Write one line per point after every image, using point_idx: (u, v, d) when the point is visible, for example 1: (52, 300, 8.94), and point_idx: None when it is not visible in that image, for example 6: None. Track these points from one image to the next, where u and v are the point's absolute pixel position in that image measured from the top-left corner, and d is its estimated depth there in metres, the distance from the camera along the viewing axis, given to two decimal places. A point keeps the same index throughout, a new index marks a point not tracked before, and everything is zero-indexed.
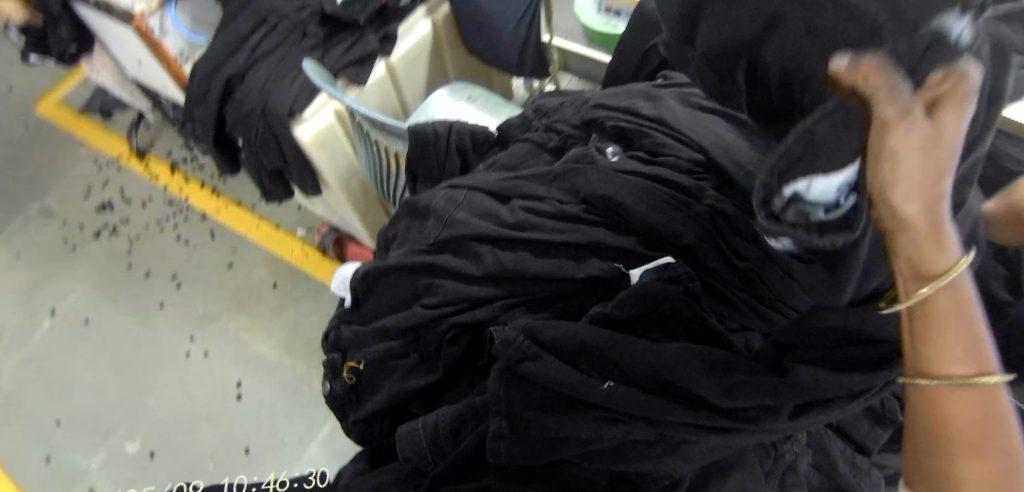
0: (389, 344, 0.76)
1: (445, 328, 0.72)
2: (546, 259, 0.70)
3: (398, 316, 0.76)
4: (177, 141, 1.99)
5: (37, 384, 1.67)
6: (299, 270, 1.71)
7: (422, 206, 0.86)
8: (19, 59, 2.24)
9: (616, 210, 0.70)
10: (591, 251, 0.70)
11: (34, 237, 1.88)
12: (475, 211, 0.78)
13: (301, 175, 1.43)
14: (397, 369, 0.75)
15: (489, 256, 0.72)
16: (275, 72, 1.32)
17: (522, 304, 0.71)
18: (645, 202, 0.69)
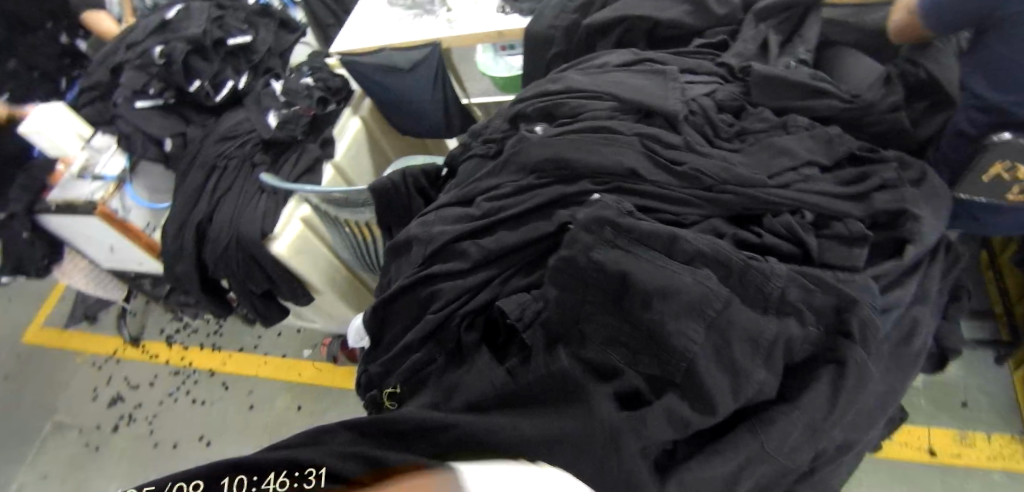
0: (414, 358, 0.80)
1: (459, 320, 0.79)
2: (521, 227, 0.80)
3: (414, 330, 0.81)
4: (166, 317, 2.05)
5: None
6: (318, 387, 1.75)
7: (402, 242, 0.94)
8: None
9: (562, 164, 0.80)
10: (555, 206, 0.79)
11: (54, 455, 1.87)
12: (449, 221, 0.87)
13: (290, 288, 1.50)
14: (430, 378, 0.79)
15: (473, 247, 0.81)
16: (239, 204, 1.44)
17: (516, 273, 0.80)
18: (581, 150, 0.80)
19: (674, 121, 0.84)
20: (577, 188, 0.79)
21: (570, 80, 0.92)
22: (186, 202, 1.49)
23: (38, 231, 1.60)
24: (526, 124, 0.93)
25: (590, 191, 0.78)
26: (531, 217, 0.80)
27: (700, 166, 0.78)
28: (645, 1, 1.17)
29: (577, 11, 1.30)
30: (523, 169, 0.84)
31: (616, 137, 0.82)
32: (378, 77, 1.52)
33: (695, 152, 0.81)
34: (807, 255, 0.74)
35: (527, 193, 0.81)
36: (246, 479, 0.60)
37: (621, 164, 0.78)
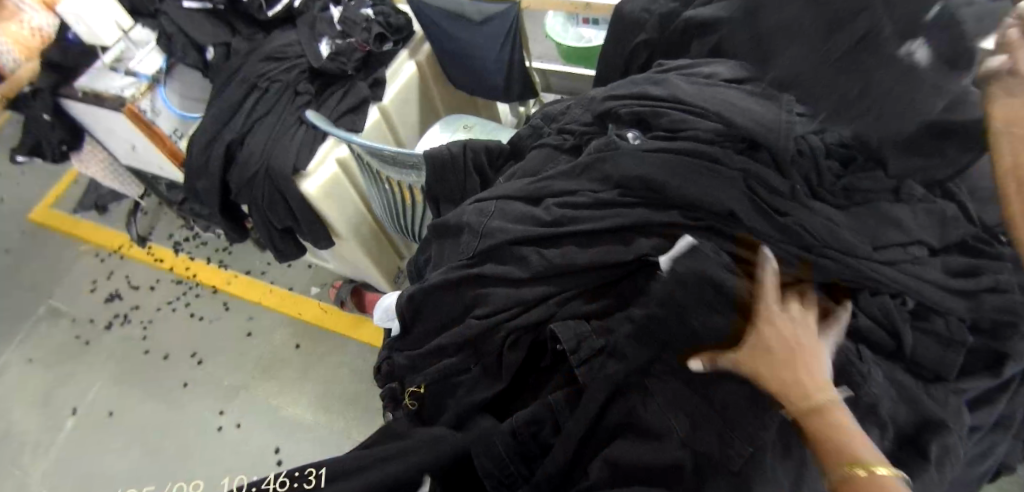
0: (447, 360, 0.77)
1: (503, 335, 0.73)
2: (593, 248, 0.72)
3: (451, 333, 0.76)
4: (176, 222, 1.99)
5: (68, 484, 1.60)
6: (320, 329, 1.70)
7: (451, 223, 0.86)
8: (10, 170, 2.26)
9: (654, 188, 0.72)
10: (635, 231, 0.72)
11: (46, 339, 1.86)
12: (509, 217, 0.79)
13: (312, 229, 1.42)
14: (461, 384, 0.76)
15: (535, 257, 0.74)
16: (274, 133, 1.35)
17: (576, 296, 0.73)
18: (678, 176, 0.71)
19: (782, 159, 0.75)
20: (665, 218, 0.71)
21: (674, 85, 0.82)
22: (219, 118, 1.40)
23: (61, 114, 1.52)
24: (615, 126, 0.84)
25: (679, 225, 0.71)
26: (607, 239, 0.73)
27: (806, 221, 0.70)
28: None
29: None
30: (606, 180, 0.76)
31: (720, 168, 0.73)
32: (445, 25, 1.41)
33: (804, 203, 0.72)
34: (898, 347, 0.69)
35: (607, 209, 0.74)
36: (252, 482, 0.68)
37: (721, 203, 0.70)
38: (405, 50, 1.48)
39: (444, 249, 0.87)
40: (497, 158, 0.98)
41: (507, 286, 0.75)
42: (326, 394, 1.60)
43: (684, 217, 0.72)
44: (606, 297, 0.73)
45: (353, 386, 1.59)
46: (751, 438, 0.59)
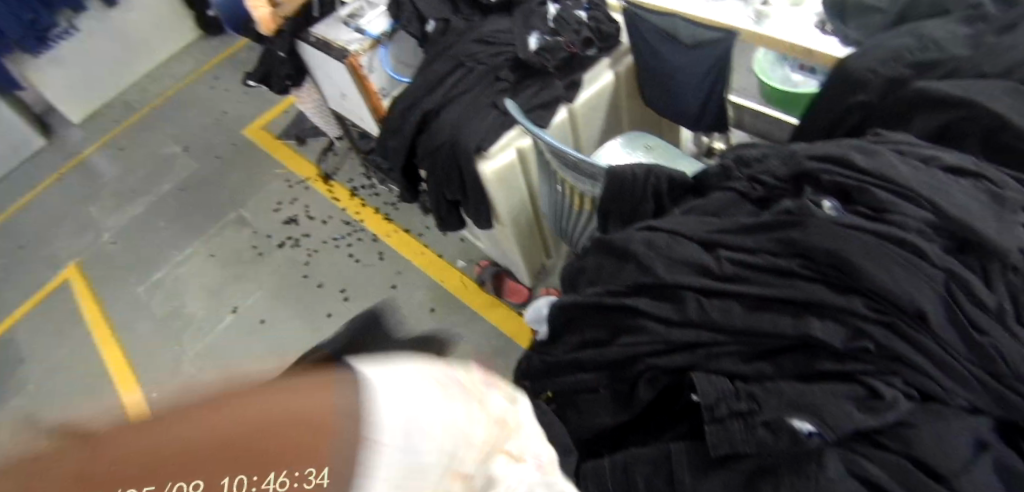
0: (581, 375, 0.79)
1: (642, 368, 0.75)
2: (762, 312, 0.70)
3: (594, 352, 0.79)
4: (358, 169, 2.20)
5: (216, 369, 1.86)
6: (456, 299, 1.81)
7: (617, 246, 0.88)
8: (246, 93, 2.66)
9: (841, 267, 0.68)
10: (809, 306, 0.68)
11: (230, 241, 2.15)
12: (672, 257, 0.79)
13: (477, 208, 1.49)
14: (584, 402, 0.79)
15: (693, 304, 0.74)
16: (467, 111, 1.43)
17: (730, 353, 0.71)
18: (872, 259, 0.66)
19: (994, 271, 0.68)
20: (843, 301, 0.66)
21: (896, 172, 0.75)
22: (423, 87, 1.50)
23: (294, 52, 1.72)
24: (813, 189, 0.81)
25: (858, 312, 0.65)
26: (774, 305, 0.70)
27: (1000, 346, 0.61)
28: (1009, 96, 0.89)
29: (910, 69, 1.01)
30: (791, 250, 0.73)
31: (920, 262, 0.66)
32: (656, 43, 1.38)
33: (1005, 325, 0.63)
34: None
35: (792, 275, 0.71)
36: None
37: (912, 300, 0.63)
38: (607, 58, 1.49)
39: (604, 270, 0.89)
40: (678, 190, 0.98)
41: (658, 323, 0.76)
42: None
43: (867, 306, 0.66)
44: (765, 363, 0.69)
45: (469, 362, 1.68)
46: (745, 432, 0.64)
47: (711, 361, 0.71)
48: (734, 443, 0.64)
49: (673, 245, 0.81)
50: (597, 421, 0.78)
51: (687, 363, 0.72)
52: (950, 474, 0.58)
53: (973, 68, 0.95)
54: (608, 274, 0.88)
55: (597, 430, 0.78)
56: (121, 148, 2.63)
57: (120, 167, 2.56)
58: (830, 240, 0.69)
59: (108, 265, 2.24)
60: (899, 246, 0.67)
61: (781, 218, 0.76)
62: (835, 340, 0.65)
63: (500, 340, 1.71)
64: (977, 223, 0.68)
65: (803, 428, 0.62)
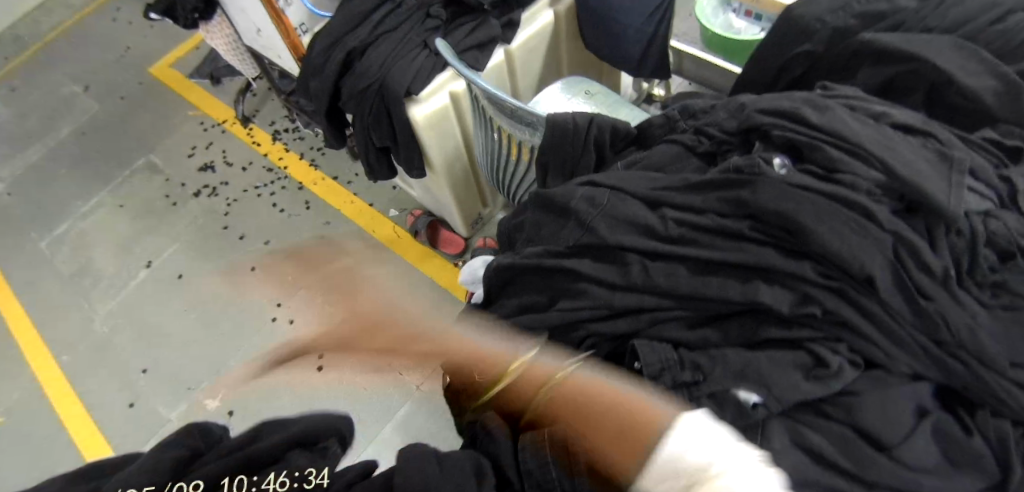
0: (518, 343, 0.75)
1: (584, 335, 0.72)
2: (709, 277, 0.67)
3: (532, 316, 0.75)
4: (280, 112, 2.03)
5: (129, 329, 1.72)
6: (389, 251, 1.73)
7: (557, 202, 0.82)
8: (151, 25, 2.39)
9: (792, 230, 0.65)
10: (758, 271, 0.65)
11: (138, 190, 1.96)
12: (615, 218, 0.75)
13: (408, 155, 1.40)
14: (522, 372, 0.74)
15: (637, 268, 0.70)
16: (395, 51, 1.31)
17: (675, 319, 0.68)
18: (824, 222, 0.63)
19: (938, 233, 0.66)
20: (793, 266, 0.64)
21: (848, 127, 0.71)
22: (347, 23, 1.35)
23: None
24: (763, 145, 0.76)
25: (807, 278, 0.63)
26: (723, 269, 0.67)
27: (945, 312, 0.61)
28: (952, 51, 0.87)
29: (858, 19, 0.98)
30: (740, 212, 0.69)
31: (869, 225, 0.64)
32: None
33: (951, 290, 0.62)
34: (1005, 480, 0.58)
35: (741, 239, 0.68)
36: (247, 478, 0.53)
37: (862, 266, 0.61)
38: None
39: (545, 227, 0.83)
40: (620, 141, 0.92)
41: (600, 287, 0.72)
42: None
43: (815, 271, 0.64)
44: (711, 328, 0.67)
45: (404, 316, 1.62)
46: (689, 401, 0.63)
47: (655, 327, 0.68)
48: (676, 415, 0.62)
49: (616, 204, 0.76)
50: (534, 392, 0.73)
51: (630, 330, 0.69)
52: (891, 443, 0.57)
53: (920, 20, 0.93)
54: (546, 233, 0.83)
55: (534, 402, 0.73)
56: (12, 89, 2.32)
57: (10, 109, 2.26)
58: (783, 200, 0.66)
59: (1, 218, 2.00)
60: (849, 209, 0.65)
61: (731, 177, 0.71)
62: (784, 306, 0.63)
63: (436, 293, 1.65)
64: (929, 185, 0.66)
65: (749, 399, 0.61)
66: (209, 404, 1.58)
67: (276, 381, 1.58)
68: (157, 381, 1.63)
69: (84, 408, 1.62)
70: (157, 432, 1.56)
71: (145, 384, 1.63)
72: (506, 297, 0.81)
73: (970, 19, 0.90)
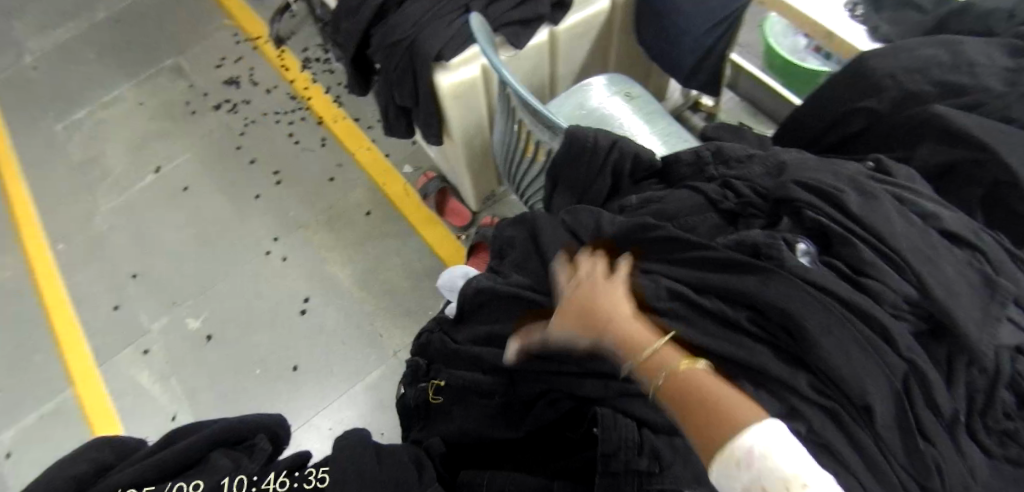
0: (477, 376, 0.73)
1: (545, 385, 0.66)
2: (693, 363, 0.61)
3: (498, 351, 0.71)
4: (314, 39, 1.96)
5: (126, 232, 1.71)
6: (395, 208, 1.68)
7: (555, 230, 0.76)
8: None
9: (793, 334, 0.58)
10: (745, 371, 0.60)
11: (160, 92, 1.92)
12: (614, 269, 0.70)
13: (427, 120, 1.33)
14: (474, 405, 0.73)
15: None
16: (433, 10, 1.22)
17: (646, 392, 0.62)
18: (831, 335, 0.57)
19: (958, 367, 0.60)
20: (787, 374, 0.58)
21: (888, 226, 0.63)
22: None
23: None
24: (790, 224, 0.69)
25: (799, 392, 0.57)
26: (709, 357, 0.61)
27: (942, 461, 0.56)
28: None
29: (933, 87, 0.88)
30: (742, 298, 0.62)
31: (880, 345, 0.57)
32: None
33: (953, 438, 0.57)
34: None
35: (736, 328, 0.61)
36: (246, 478, 0.59)
37: (862, 392, 0.55)
38: None
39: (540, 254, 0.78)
40: (641, 172, 0.84)
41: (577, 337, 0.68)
42: (370, 273, 1.60)
43: (810, 385, 0.58)
44: None
45: (395, 278, 1.59)
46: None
47: (622, 396, 0.63)
48: None
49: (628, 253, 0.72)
50: (479, 433, 0.71)
51: (597, 393, 0.64)
52: None
53: (1002, 104, 0.83)
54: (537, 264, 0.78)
55: (478, 443, 0.71)
56: None
57: None
58: (795, 297, 0.59)
59: (23, 92, 1.98)
60: (864, 325, 0.58)
61: (743, 256, 0.64)
62: (766, 417, 0.57)
63: (432, 261, 1.60)
64: (966, 316, 0.59)
65: None
66: (189, 324, 1.57)
67: (258, 315, 1.57)
68: (144, 289, 1.63)
69: (70, 301, 1.63)
70: (135, 340, 1.57)
71: (132, 290, 1.63)
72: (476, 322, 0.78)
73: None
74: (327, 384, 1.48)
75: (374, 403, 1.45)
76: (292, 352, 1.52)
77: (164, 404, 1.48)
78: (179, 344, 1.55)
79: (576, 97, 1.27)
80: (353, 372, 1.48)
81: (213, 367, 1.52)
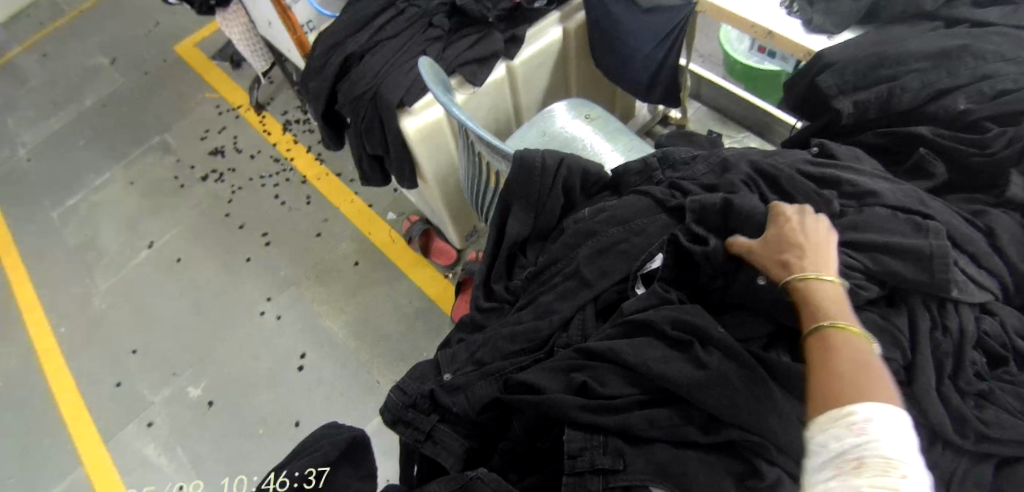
0: (469, 378, 0.73)
1: (516, 383, 0.67)
2: (669, 351, 0.61)
3: (491, 358, 0.74)
4: (293, 102, 2.04)
5: (125, 309, 1.75)
6: (382, 254, 1.70)
7: (546, 228, 0.85)
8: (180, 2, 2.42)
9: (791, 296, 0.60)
10: (705, 346, 0.61)
11: (150, 169, 1.99)
12: (597, 257, 0.74)
13: (400, 166, 1.37)
14: (457, 411, 0.71)
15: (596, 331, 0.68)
16: (393, 60, 1.27)
17: (616, 368, 0.63)
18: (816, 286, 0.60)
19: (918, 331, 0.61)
20: (763, 352, 0.61)
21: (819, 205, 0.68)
22: (350, 26, 1.33)
23: None
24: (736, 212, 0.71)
25: (776, 362, 0.59)
26: (663, 331, 0.63)
27: None
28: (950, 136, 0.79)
29: (866, 80, 0.93)
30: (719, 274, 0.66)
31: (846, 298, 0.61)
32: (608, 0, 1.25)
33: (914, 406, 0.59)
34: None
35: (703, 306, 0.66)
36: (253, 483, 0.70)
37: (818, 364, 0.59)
38: (555, 13, 1.35)
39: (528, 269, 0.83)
40: (593, 185, 0.86)
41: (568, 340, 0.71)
42: (362, 320, 1.61)
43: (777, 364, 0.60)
44: (641, 393, 0.61)
45: (389, 323, 1.59)
46: (606, 482, 0.56)
47: (579, 376, 0.63)
48: None
49: (615, 237, 0.75)
50: (464, 450, 0.69)
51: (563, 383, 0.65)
52: None
53: (926, 83, 0.88)
54: (517, 289, 0.81)
55: (461, 458, 0.69)
56: (42, 56, 2.37)
57: (38, 75, 2.31)
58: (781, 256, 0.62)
59: (19, 184, 2.05)
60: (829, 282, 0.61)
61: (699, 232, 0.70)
62: (742, 387, 0.57)
63: (423, 303, 1.61)
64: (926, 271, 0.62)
65: None
66: (190, 392, 1.59)
67: (256, 375, 1.58)
68: (146, 362, 1.65)
69: (76, 383, 1.65)
70: (140, 414, 1.58)
71: (134, 364, 1.66)
72: (464, 346, 0.78)
73: (961, 85, 0.87)
74: None
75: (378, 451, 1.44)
76: (291, 409, 1.52)
77: (170, 476, 1.49)
78: (182, 413, 1.56)
79: (539, 125, 1.30)
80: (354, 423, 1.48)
81: (217, 433, 1.52)
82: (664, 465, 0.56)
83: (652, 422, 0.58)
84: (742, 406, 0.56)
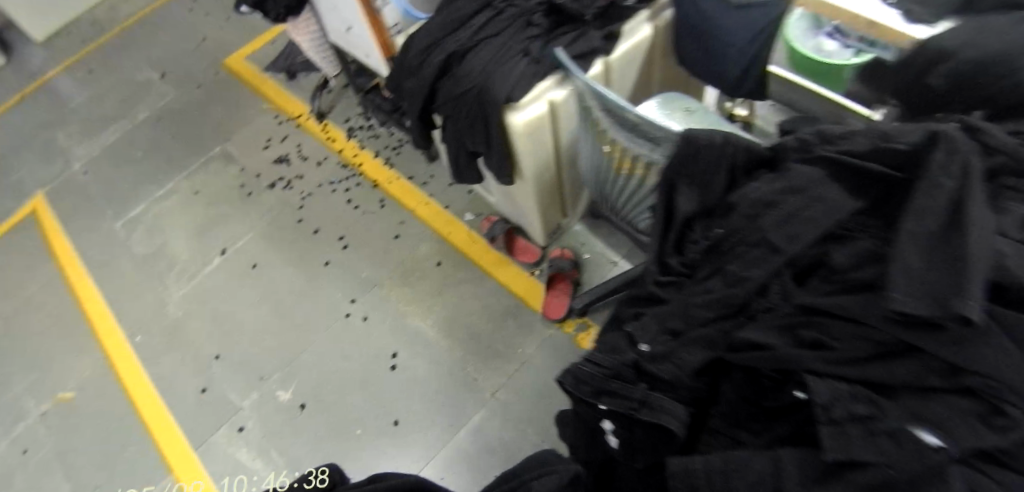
0: (676, 348, 0.77)
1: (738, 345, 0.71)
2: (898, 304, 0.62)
3: (690, 329, 0.78)
4: (354, 109, 2.06)
5: (203, 316, 1.75)
6: (462, 254, 1.71)
7: (712, 205, 0.88)
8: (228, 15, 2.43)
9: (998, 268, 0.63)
10: (950, 316, 0.59)
11: (214, 178, 2.00)
12: (786, 229, 0.75)
13: (499, 163, 1.39)
14: (670, 377, 0.76)
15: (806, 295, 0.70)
16: (496, 57, 1.31)
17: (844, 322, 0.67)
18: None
19: None
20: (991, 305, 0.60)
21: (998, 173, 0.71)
22: (448, 26, 1.37)
23: None
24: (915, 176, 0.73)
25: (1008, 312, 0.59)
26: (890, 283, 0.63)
27: None
28: None
29: None
30: (947, 210, 0.64)
31: None
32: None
33: None
34: None
35: (937, 264, 0.62)
36: None
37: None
38: (646, 11, 1.39)
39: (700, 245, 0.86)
40: (752, 163, 0.87)
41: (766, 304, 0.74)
42: (451, 317, 1.62)
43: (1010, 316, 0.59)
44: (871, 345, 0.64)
45: (478, 320, 1.60)
46: (868, 428, 0.60)
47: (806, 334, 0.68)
48: (846, 447, 0.59)
49: (799, 207, 0.75)
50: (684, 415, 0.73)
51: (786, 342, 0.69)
52: None
53: None
54: (694, 262, 0.86)
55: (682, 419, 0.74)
56: (89, 70, 2.37)
57: (86, 90, 2.31)
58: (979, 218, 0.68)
59: (77, 197, 2.05)
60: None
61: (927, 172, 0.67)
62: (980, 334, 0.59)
63: (510, 301, 1.62)
64: None
65: (931, 441, 0.58)
66: (280, 395, 1.59)
67: (349, 376, 1.58)
68: (229, 368, 1.66)
69: (161, 391, 1.65)
70: (231, 420, 1.58)
71: (218, 370, 1.66)
72: (652, 322, 0.83)
73: None
74: (429, 437, 1.46)
75: (481, 446, 1.43)
76: (389, 408, 1.52)
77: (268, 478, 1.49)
78: (274, 416, 1.56)
79: None
80: (453, 420, 1.48)
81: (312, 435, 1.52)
82: (919, 411, 0.59)
83: (893, 370, 0.62)
84: (984, 353, 0.58)
